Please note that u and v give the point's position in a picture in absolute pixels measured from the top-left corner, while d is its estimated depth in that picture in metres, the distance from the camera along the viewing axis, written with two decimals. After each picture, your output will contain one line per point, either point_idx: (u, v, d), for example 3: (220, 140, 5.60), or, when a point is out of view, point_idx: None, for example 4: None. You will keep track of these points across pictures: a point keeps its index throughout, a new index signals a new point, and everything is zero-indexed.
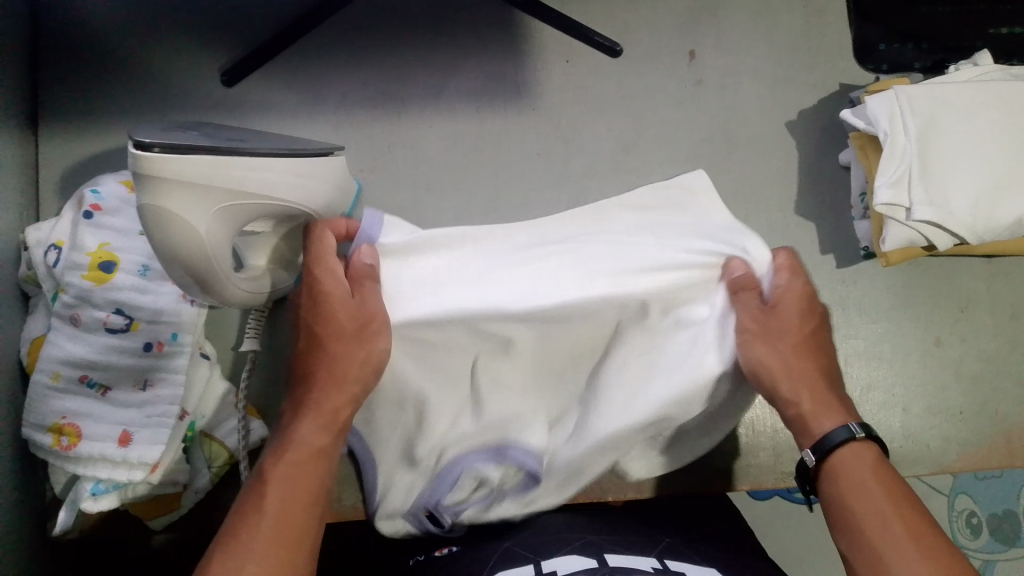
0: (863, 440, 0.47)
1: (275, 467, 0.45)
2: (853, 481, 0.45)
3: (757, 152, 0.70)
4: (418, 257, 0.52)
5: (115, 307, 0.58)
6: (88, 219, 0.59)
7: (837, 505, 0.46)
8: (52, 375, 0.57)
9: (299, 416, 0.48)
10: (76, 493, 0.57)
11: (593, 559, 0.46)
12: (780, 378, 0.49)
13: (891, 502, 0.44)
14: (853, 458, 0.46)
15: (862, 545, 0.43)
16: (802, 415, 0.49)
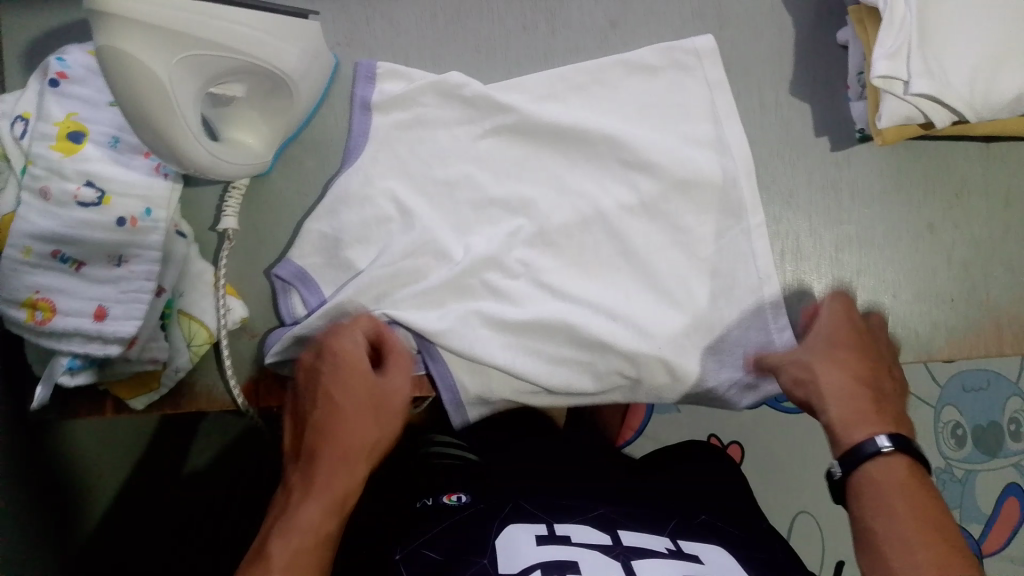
0: (894, 454, 0.52)
1: (273, 550, 0.52)
2: (879, 490, 0.51)
3: (749, 29, 0.67)
4: (414, 124, 0.63)
5: (85, 179, 0.58)
6: (53, 87, 0.59)
7: (862, 511, 0.52)
8: (23, 251, 0.57)
9: (303, 497, 0.54)
10: (51, 369, 0.59)
11: (607, 535, 0.57)
12: (836, 392, 0.56)
13: (907, 494, 0.50)
14: (884, 468, 0.52)
15: (874, 549, 0.50)
16: (832, 423, 0.55)
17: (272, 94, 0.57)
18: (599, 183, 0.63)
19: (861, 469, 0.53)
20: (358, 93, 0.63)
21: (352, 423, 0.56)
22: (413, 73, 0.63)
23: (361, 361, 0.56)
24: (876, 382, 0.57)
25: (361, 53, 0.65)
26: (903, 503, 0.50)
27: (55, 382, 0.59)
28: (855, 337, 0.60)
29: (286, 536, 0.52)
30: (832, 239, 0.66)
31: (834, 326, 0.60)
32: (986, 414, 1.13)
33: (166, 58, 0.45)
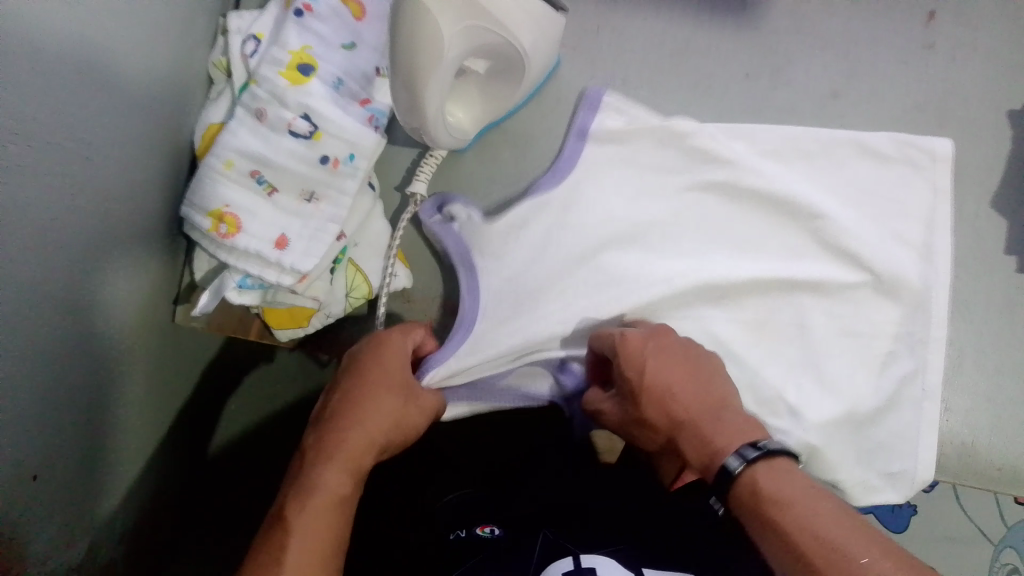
0: (771, 457, 0.46)
1: (297, 512, 0.46)
2: (775, 502, 0.44)
3: (968, 133, 0.66)
4: (626, 149, 0.65)
5: (303, 112, 0.59)
6: (298, 17, 0.60)
7: (760, 527, 0.44)
8: (225, 163, 0.59)
9: (325, 461, 0.49)
10: (220, 282, 0.61)
11: None
12: (662, 389, 0.52)
13: (814, 502, 0.43)
14: (768, 471, 0.45)
15: (787, 549, 0.42)
16: (703, 465, 0.48)
17: (501, 75, 0.57)
18: (778, 241, 0.64)
19: (744, 481, 0.46)
20: (579, 119, 0.64)
21: (377, 400, 0.52)
22: (638, 112, 0.64)
23: (394, 378, 0.54)
24: (707, 391, 0.51)
25: (584, 59, 0.66)
26: (805, 499, 0.43)
27: (221, 297, 0.61)
28: (669, 355, 0.53)
29: (305, 525, 0.45)
30: (998, 360, 0.65)
31: (635, 357, 0.53)
32: None
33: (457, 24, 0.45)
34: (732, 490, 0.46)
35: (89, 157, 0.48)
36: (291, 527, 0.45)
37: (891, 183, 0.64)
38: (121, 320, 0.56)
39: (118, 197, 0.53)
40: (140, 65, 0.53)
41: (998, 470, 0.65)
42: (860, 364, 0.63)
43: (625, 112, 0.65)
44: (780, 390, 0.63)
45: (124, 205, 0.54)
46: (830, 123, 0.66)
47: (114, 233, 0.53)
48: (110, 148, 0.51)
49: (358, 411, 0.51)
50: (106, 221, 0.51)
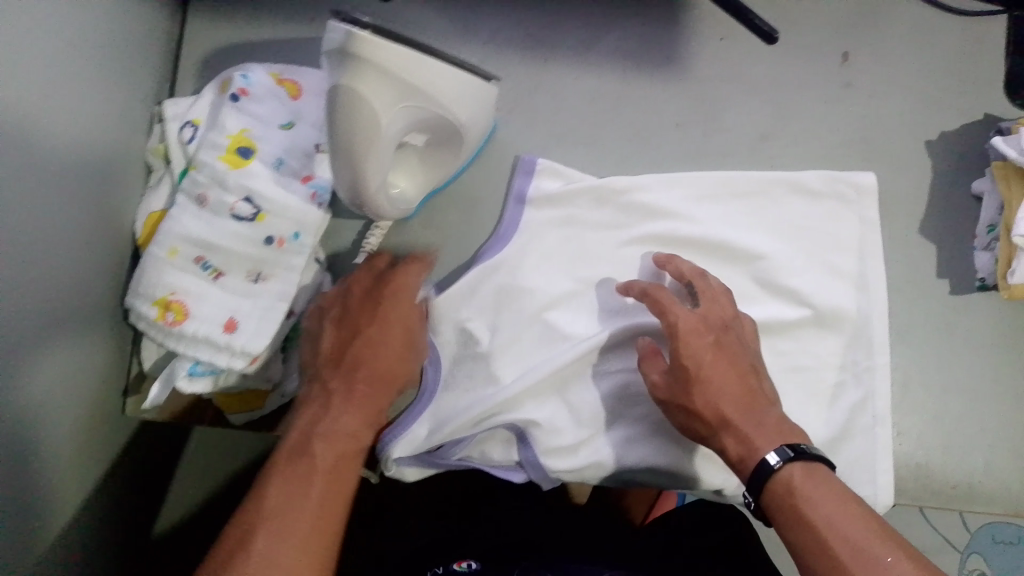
0: (807, 462, 0.50)
1: (319, 447, 0.52)
2: (808, 499, 0.49)
3: (891, 165, 0.69)
4: (565, 205, 0.66)
5: (245, 194, 0.60)
6: (234, 101, 0.61)
7: (791, 522, 0.49)
8: (168, 251, 0.59)
9: (346, 404, 0.55)
10: (171, 370, 0.60)
11: None
12: (715, 392, 0.55)
13: (840, 504, 0.48)
14: (804, 474, 0.50)
15: (817, 544, 0.47)
16: (732, 459, 0.54)
17: (441, 142, 0.58)
18: (722, 281, 0.66)
19: (780, 478, 0.50)
20: (516, 184, 0.66)
21: (388, 346, 0.58)
22: (572, 174, 0.66)
23: (410, 325, 0.60)
24: (745, 387, 0.55)
25: (519, 119, 0.67)
26: (833, 501, 0.48)
27: (173, 385, 0.60)
28: (715, 348, 0.56)
29: (316, 465, 0.51)
30: (940, 381, 0.67)
31: (690, 347, 0.56)
32: None
33: (393, 105, 0.46)
34: (765, 487, 0.51)
35: (26, 257, 0.48)
36: (308, 480, 0.50)
37: (821, 219, 0.67)
38: (49, 428, 0.52)
39: (59, 292, 0.52)
40: (76, 159, 0.53)
41: (953, 488, 0.66)
42: (808, 399, 0.65)
43: (562, 174, 0.66)
44: None
45: (65, 300, 0.53)
46: (761, 164, 0.68)
47: (56, 328, 0.52)
48: (48, 244, 0.50)
49: (363, 361, 0.57)
50: (29, 329, 0.49)
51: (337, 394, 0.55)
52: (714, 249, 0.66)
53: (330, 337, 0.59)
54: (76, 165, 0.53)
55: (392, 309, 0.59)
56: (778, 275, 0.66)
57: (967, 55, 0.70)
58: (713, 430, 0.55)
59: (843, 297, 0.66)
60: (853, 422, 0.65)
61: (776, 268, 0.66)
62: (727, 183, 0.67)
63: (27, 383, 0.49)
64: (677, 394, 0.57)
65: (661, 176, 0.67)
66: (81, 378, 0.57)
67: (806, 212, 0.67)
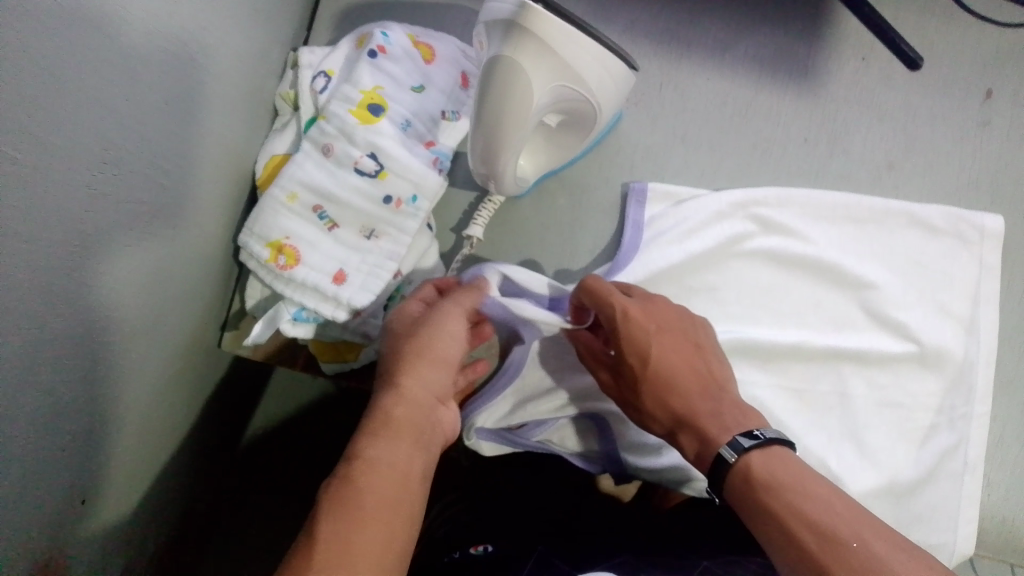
0: (767, 446, 0.47)
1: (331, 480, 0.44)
2: (768, 486, 0.45)
3: (1021, 213, 0.66)
4: (679, 219, 0.65)
5: (370, 151, 0.60)
6: (372, 58, 0.61)
7: (756, 516, 0.45)
8: (289, 196, 0.61)
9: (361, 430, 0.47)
10: (274, 312, 0.61)
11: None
12: (666, 381, 0.51)
13: (810, 489, 0.44)
14: (764, 459, 0.46)
15: (782, 528, 0.43)
16: (701, 457, 0.50)
17: (571, 127, 0.58)
18: (826, 305, 0.65)
19: (739, 468, 0.47)
20: (630, 214, 0.65)
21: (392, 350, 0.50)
22: (684, 194, 0.66)
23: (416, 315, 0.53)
24: (696, 373, 0.52)
25: (644, 113, 0.67)
26: (799, 484, 0.44)
27: (276, 327, 0.60)
28: (657, 325, 0.52)
29: (352, 496, 0.42)
30: None
31: (636, 333, 0.51)
32: None
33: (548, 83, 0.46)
34: (726, 480, 0.47)
35: (161, 179, 0.49)
36: (357, 515, 0.41)
37: (938, 258, 0.65)
38: (138, 385, 0.51)
39: (181, 221, 0.53)
40: (211, 93, 0.54)
41: None
42: (900, 435, 0.63)
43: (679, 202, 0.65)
44: (822, 457, 0.62)
45: (185, 230, 0.54)
46: (883, 192, 0.66)
47: (177, 255, 0.53)
48: (178, 172, 0.51)
49: (395, 396, 0.48)
50: (155, 253, 0.49)
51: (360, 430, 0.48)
52: (824, 271, 0.65)
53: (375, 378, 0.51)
54: (213, 99, 0.54)
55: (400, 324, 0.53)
56: (886, 307, 0.64)
57: None
58: (680, 429, 0.52)
59: (949, 340, 0.64)
60: (942, 469, 0.64)
61: (884, 300, 0.64)
62: (847, 211, 0.65)
63: (144, 303, 0.49)
64: (626, 391, 0.54)
65: (781, 192, 0.65)
66: (190, 307, 0.58)
67: (922, 247, 0.65)
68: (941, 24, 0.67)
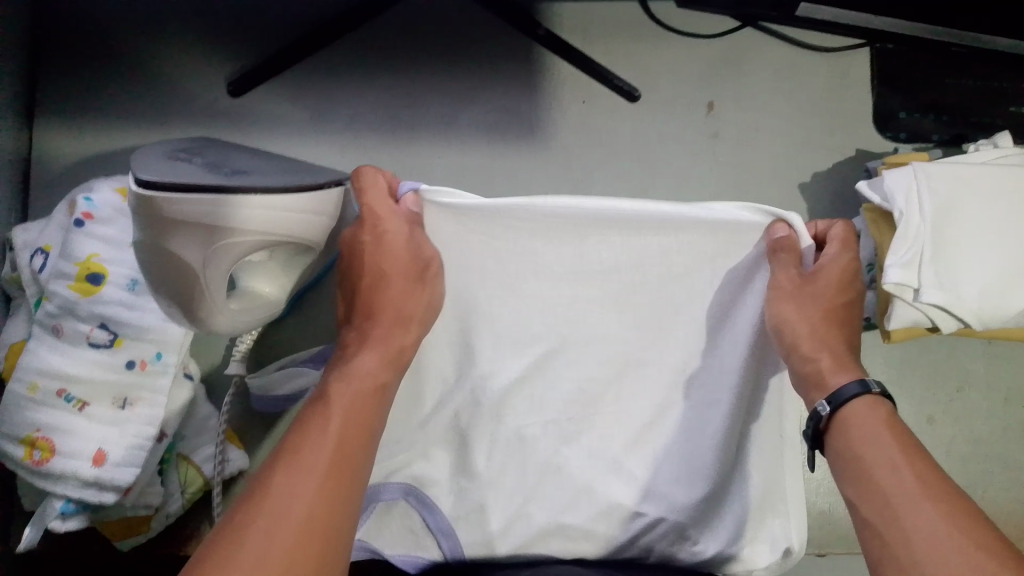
0: (876, 397, 0.47)
1: (328, 403, 0.44)
2: (861, 434, 0.45)
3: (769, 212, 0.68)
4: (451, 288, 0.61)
5: (99, 321, 0.59)
6: (79, 226, 0.59)
7: (842, 454, 0.46)
8: (29, 387, 0.57)
9: (361, 348, 0.48)
10: (42, 509, 0.58)
11: None
12: (821, 327, 0.50)
13: (900, 449, 0.44)
14: (868, 411, 0.46)
15: (860, 476, 0.44)
16: (833, 364, 0.53)
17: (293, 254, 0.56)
18: None
19: (842, 409, 0.47)
20: None
21: (393, 284, 0.50)
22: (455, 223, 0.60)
23: (404, 241, 0.50)
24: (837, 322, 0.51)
25: None
26: (884, 435, 0.44)
27: (43, 526, 0.57)
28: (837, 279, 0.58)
29: (289, 485, 0.39)
30: None
31: (827, 273, 0.51)
32: None
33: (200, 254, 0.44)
34: (835, 412, 0.47)
35: None
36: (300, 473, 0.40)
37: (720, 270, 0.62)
38: None
39: None
40: None
41: None
42: None
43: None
44: None
45: None
46: None
47: None
48: None
49: (372, 338, 0.49)
50: None
51: (356, 345, 0.49)
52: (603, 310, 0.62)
53: (334, 351, 0.49)
54: None
55: (381, 239, 0.50)
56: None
57: (832, 92, 0.71)
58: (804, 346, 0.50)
59: None
60: None
61: None
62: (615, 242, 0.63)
63: None
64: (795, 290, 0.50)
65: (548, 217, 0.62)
66: None
67: None
68: (650, 53, 0.69)
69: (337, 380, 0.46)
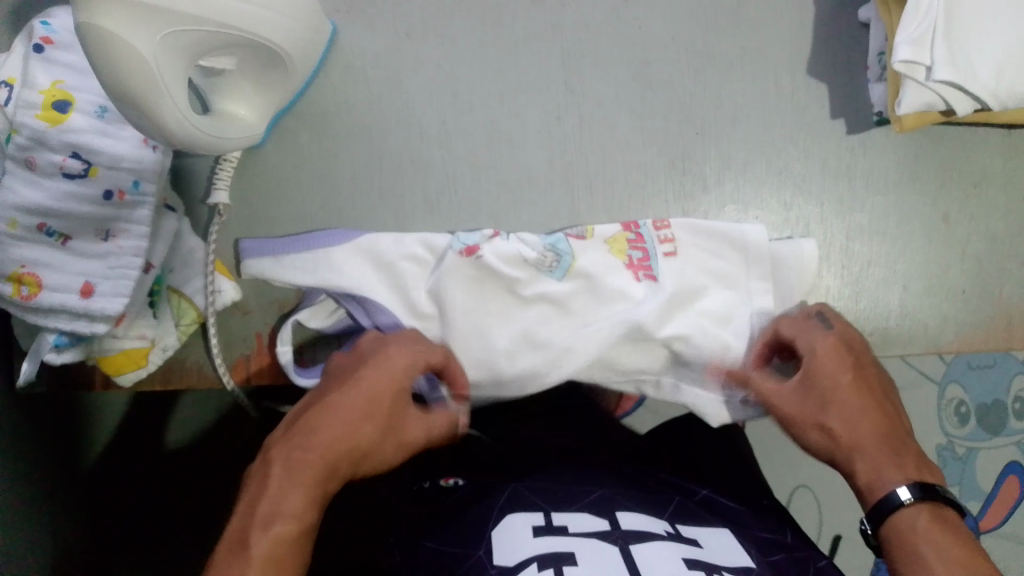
0: (920, 503, 0.52)
1: (288, 461, 0.51)
2: (917, 556, 0.50)
3: (768, 5, 0.64)
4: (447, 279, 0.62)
5: (71, 150, 0.55)
6: (39, 53, 0.55)
7: (900, 556, 0.51)
8: (8, 223, 0.54)
9: (312, 417, 0.54)
10: (38, 343, 0.59)
11: (605, 520, 0.52)
12: (856, 428, 0.57)
13: (937, 554, 0.49)
14: (915, 516, 0.51)
15: (910, 573, 0.49)
16: (859, 481, 0.55)
17: (269, 81, 0.55)
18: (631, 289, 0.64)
19: (888, 521, 0.52)
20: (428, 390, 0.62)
21: (370, 412, 0.55)
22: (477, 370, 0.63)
23: (398, 384, 0.56)
24: (885, 413, 0.58)
25: (362, 21, 0.63)
26: (934, 559, 0.49)
27: (41, 358, 0.59)
28: (852, 371, 0.59)
29: (244, 559, 0.46)
30: (839, 229, 0.66)
31: (828, 366, 0.59)
32: (992, 392, 0.93)
33: (142, 35, 0.42)
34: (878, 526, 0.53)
35: None
36: (253, 552, 0.47)
37: (723, 337, 0.64)
38: None
39: None
40: None
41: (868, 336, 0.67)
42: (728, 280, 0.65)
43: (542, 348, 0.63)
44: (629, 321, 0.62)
45: None
46: (627, 30, 0.64)
47: None
48: None
49: (331, 409, 0.54)
50: None
51: (309, 414, 0.54)
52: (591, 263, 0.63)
53: (288, 420, 0.55)
54: None
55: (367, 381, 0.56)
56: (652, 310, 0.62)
57: None
58: (844, 452, 0.57)
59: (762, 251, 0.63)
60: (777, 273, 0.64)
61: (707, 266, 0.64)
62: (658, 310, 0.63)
63: None
64: (812, 412, 0.59)
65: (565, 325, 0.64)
66: None
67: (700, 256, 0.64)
68: None
69: (261, 522, 0.48)
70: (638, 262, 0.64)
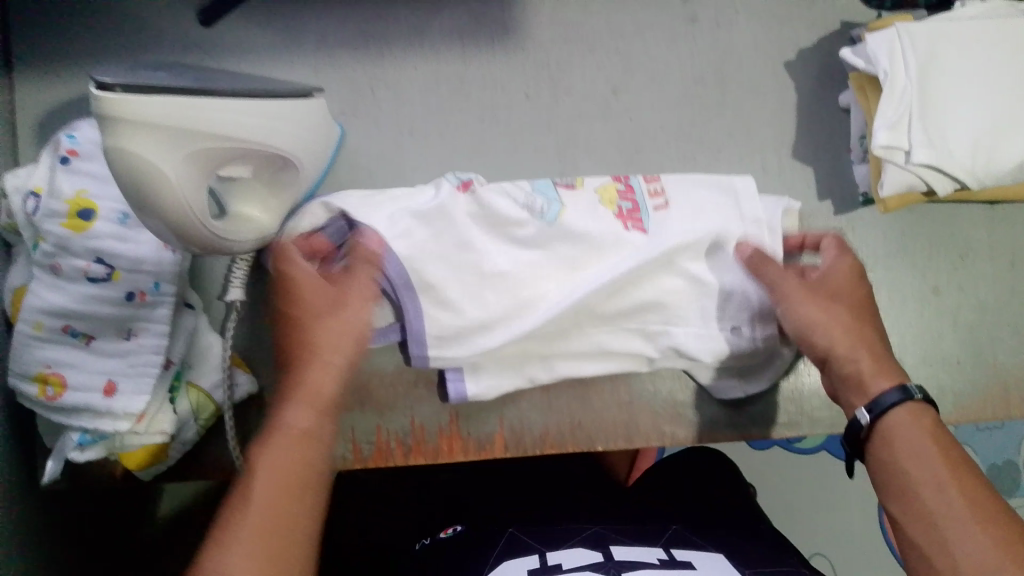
0: (916, 403, 0.51)
1: (265, 449, 0.47)
2: (908, 452, 0.49)
3: (749, 94, 0.69)
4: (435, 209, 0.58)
5: (95, 256, 0.58)
6: (64, 164, 0.59)
7: (887, 467, 0.50)
8: (34, 325, 0.58)
9: (285, 401, 0.50)
10: (62, 442, 0.61)
11: (599, 553, 0.53)
12: (845, 350, 0.55)
13: (935, 451, 0.48)
14: (905, 419, 0.50)
15: (902, 482, 0.49)
16: (861, 377, 0.54)
17: (283, 184, 0.58)
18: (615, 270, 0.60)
19: (884, 419, 0.51)
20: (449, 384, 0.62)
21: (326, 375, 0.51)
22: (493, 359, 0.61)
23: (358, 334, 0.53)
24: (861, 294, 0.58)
25: (367, 122, 0.66)
26: (929, 450, 0.49)
27: (66, 457, 0.61)
28: (859, 297, 0.58)
29: (235, 529, 0.43)
30: None
31: (839, 282, 0.58)
32: (998, 454, 0.95)
33: (163, 155, 0.45)
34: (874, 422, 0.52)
35: None
36: (230, 539, 0.43)
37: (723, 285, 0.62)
38: None
39: None
40: None
41: None
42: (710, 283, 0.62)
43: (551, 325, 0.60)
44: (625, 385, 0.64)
45: None
46: (620, 120, 0.68)
47: None
48: None
49: (301, 385, 0.50)
50: None
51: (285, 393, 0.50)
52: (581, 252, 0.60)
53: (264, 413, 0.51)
54: None
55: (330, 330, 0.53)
56: (616, 318, 0.61)
57: None
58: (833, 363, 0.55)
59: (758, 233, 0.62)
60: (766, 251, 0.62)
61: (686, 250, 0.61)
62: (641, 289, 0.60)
63: None
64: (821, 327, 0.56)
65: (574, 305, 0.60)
66: None
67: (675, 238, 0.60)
68: None
69: (240, 503, 0.45)
70: (627, 212, 0.62)
